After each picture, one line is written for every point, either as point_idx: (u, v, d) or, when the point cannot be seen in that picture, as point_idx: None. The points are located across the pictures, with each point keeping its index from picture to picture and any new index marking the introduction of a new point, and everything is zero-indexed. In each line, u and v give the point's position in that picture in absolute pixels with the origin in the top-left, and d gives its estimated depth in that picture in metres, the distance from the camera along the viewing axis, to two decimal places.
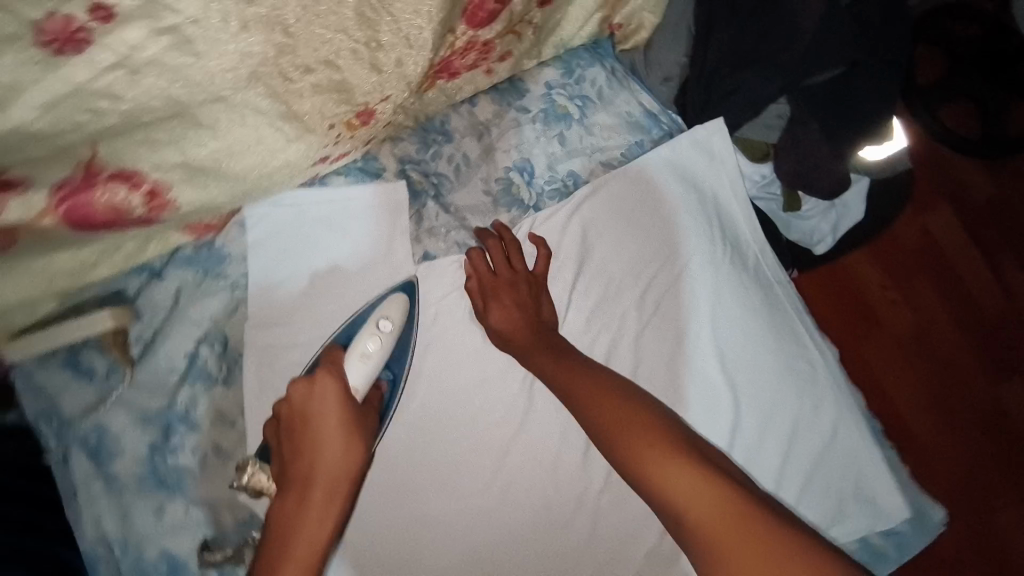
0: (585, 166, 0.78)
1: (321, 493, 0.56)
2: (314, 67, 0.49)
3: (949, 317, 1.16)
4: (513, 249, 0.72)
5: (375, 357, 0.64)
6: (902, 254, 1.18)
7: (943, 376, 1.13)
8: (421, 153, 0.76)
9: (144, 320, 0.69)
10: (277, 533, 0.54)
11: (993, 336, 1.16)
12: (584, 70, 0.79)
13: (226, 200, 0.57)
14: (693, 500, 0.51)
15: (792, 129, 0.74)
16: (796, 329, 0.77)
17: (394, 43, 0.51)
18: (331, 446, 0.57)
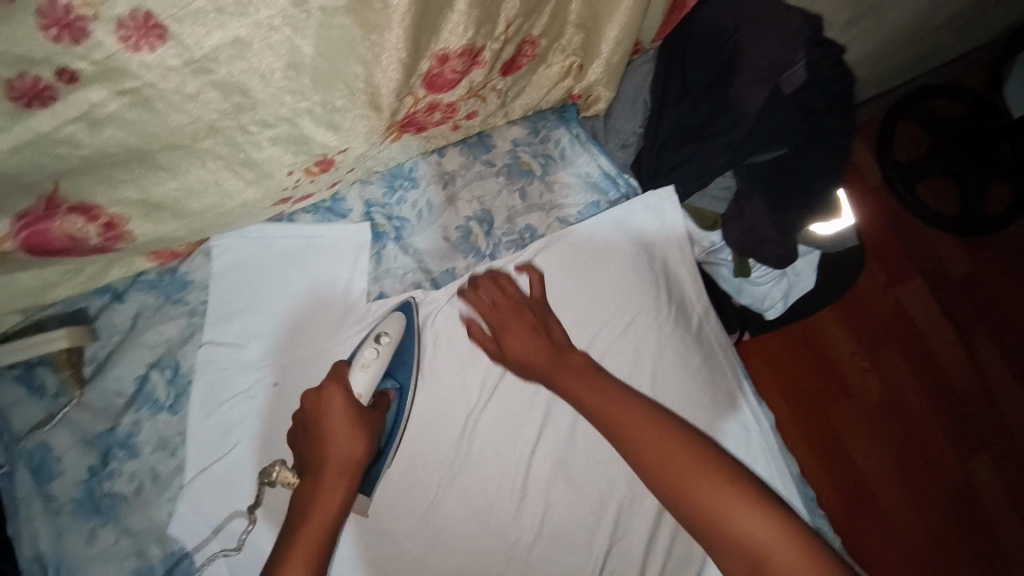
0: (542, 220, 0.82)
1: (333, 474, 0.63)
2: (274, 122, 0.54)
3: (910, 382, 1.28)
4: (503, 278, 0.76)
5: (375, 366, 0.68)
6: (863, 321, 1.31)
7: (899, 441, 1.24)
8: (387, 197, 0.80)
9: (100, 340, 0.72)
10: (299, 510, 0.62)
11: (948, 403, 1.28)
12: (549, 131, 0.85)
13: (186, 233, 0.60)
14: (760, 536, 0.55)
15: (738, 202, 0.80)
16: (733, 392, 0.82)
17: (349, 106, 0.55)
18: (340, 436, 0.64)
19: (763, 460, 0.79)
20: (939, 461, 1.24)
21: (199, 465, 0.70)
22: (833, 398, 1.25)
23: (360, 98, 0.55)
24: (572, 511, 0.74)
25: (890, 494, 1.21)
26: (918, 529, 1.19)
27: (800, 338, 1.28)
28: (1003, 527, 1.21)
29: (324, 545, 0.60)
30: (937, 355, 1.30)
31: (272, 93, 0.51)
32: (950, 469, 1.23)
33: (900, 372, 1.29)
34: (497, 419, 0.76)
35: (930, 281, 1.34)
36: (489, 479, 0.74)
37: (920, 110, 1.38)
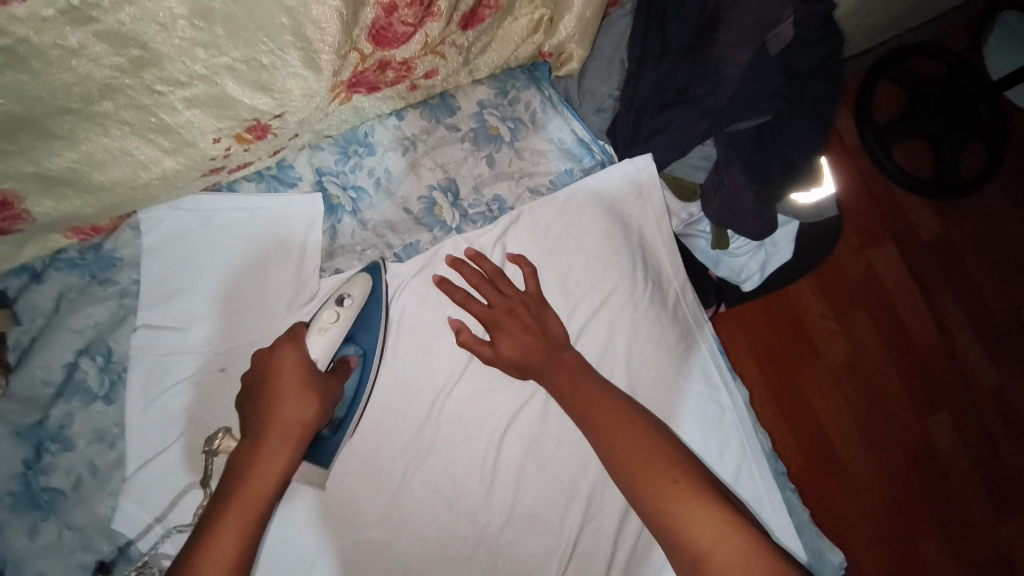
0: (511, 190, 0.76)
1: (276, 437, 0.57)
2: (187, 81, 0.46)
3: (879, 348, 1.29)
4: (501, 278, 0.72)
5: (332, 332, 0.63)
6: (839, 288, 1.30)
7: (868, 406, 1.26)
8: (340, 164, 0.72)
9: (22, 325, 0.64)
10: (233, 473, 0.55)
11: (917, 368, 1.29)
12: (518, 92, 0.77)
13: (98, 211, 0.53)
14: (715, 539, 0.54)
15: (718, 171, 0.76)
16: (708, 370, 0.79)
17: (278, 64, 0.48)
18: (289, 397, 0.58)
19: (737, 439, 0.78)
20: (904, 422, 1.26)
21: (141, 457, 0.65)
22: (805, 366, 1.26)
23: (292, 53, 0.48)
24: (544, 491, 0.72)
25: (854, 455, 1.23)
26: (879, 488, 1.22)
27: (775, 307, 1.27)
28: (960, 483, 1.24)
29: (257, 520, 0.54)
30: (905, 320, 1.31)
31: (178, 47, 0.44)
32: (912, 430, 1.26)
33: (870, 337, 1.29)
34: (465, 400, 0.72)
35: (901, 245, 1.34)
36: (456, 462, 0.71)
37: (898, 71, 1.34)
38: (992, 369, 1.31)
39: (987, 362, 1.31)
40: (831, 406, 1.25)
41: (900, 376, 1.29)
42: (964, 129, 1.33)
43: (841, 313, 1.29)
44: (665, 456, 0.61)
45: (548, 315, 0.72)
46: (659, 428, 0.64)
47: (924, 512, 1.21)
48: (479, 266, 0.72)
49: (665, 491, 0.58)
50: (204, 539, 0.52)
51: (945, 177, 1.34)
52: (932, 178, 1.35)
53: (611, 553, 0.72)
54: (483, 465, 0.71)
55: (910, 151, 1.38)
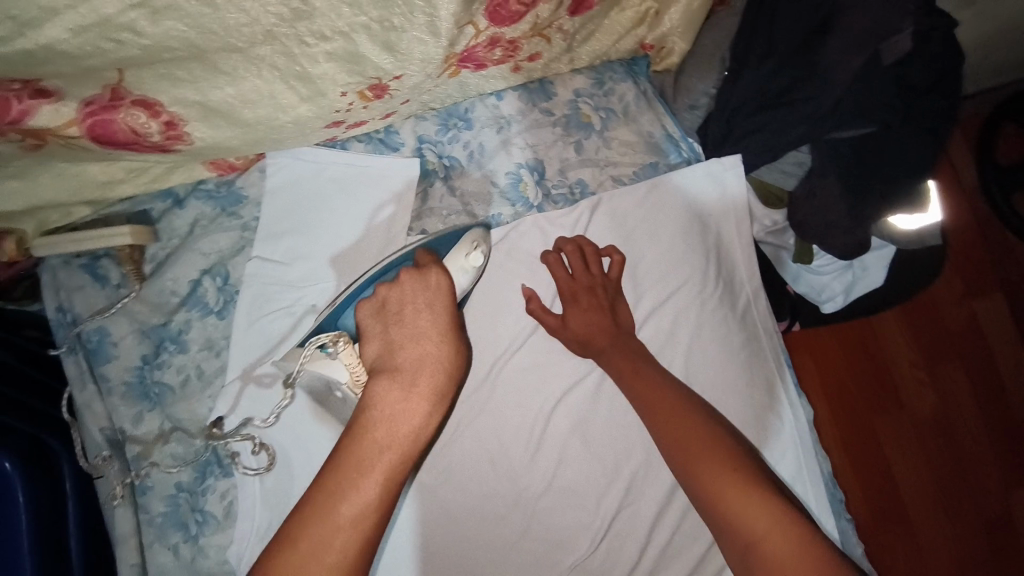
0: (594, 176, 0.79)
1: (429, 391, 0.54)
2: (330, 36, 0.52)
3: (971, 404, 1.19)
4: (592, 254, 0.75)
5: (474, 271, 0.68)
6: (933, 332, 1.21)
7: (948, 463, 1.17)
8: (439, 135, 0.78)
9: (161, 241, 0.75)
10: (377, 412, 0.52)
11: (1013, 433, 1.18)
12: (615, 84, 0.80)
13: (239, 143, 0.62)
14: (769, 534, 0.54)
15: (810, 180, 0.74)
16: (770, 381, 0.77)
17: (406, 27, 0.53)
18: (438, 343, 0.56)
19: (792, 454, 0.76)
20: (987, 488, 1.16)
21: (238, 368, 0.73)
22: (879, 406, 1.18)
23: (418, 18, 0.53)
24: (584, 469, 0.74)
25: (925, 514, 1.15)
26: (950, 553, 1.13)
27: (857, 340, 1.20)
28: None
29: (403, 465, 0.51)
30: (1006, 380, 1.20)
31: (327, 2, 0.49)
32: (997, 497, 1.16)
33: (963, 390, 1.19)
34: (523, 367, 0.75)
35: (1015, 299, 1.22)
36: (506, 425, 0.74)
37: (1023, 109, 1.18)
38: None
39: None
40: (905, 455, 1.17)
41: (991, 438, 1.18)
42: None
43: (932, 359, 1.20)
44: (723, 462, 0.60)
45: (621, 302, 0.74)
46: (719, 422, 0.65)
47: None
48: (560, 246, 0.76)
49: (723, 494, 0.58)
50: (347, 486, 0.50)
51: None
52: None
53: (641, 542, 0.73)
54: (531, 433, 0.74)
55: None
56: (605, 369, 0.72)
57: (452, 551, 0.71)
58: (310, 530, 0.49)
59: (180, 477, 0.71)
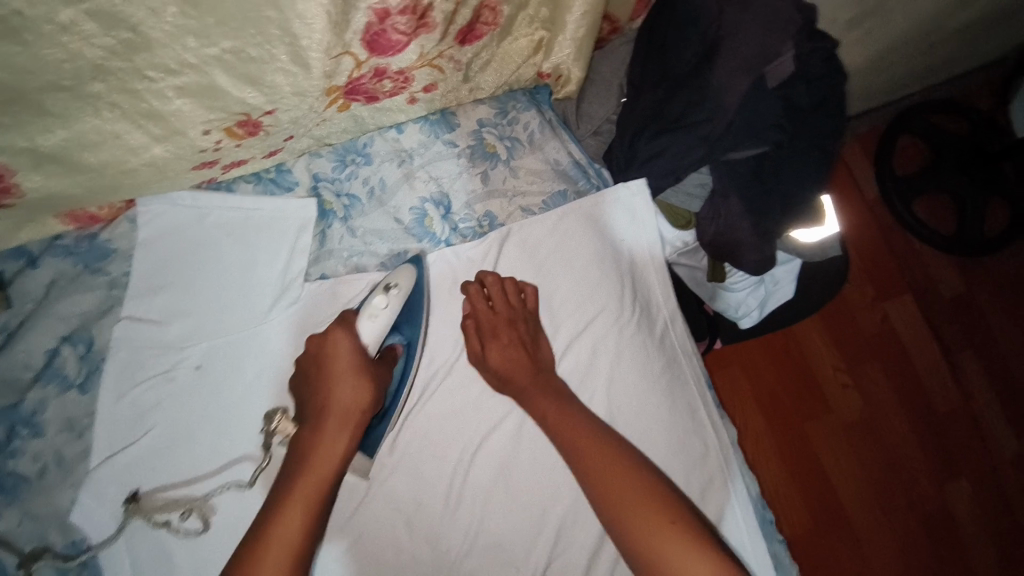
0: (502, 208, 0.76)
1: (336, 420, 0.61)
2: (179, 70, 0.47)
3: (892, 402, 1.24)
4: (513, 285, 0.72)
5: (384, 316, 0.65)
6: (850, 336, 1.26)
7: (877, 462, 1.20)
8: (336, 172, 0.73)
9: (13, 308, 0.64)
10: (295, 455, 0.60)
11: (932, 427, 1.24)
12: (518, 113, 0.79)
13: (84, 192, 0.55)
14: None
15: (713, 201, 0.75)
16: (694, 404, 0.76)
17: (267, 59, 0.49)
18: (344, 382, 0.62)
19: (720, 478, 0.74)
20: (916, 483, 1.20)
21: (105, 451, 0.65)
22: (809, 415, 1.21)
23: (279, 48, 0.49)
24: (509, 518, 0.69)
25: (864, 517, 1.17)
26: (891, 553, 1.16)
27: (779, 349, 1.24)
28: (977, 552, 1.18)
29: (325, 492, 0.58)
30: (920, 378, 1.26)
31: (170, 33, 0.44)
32: (926, 491, 1.20)
33: (883, 390, 1.24)
34: (439, 413, 0.71)
35: (920, 300, 1.31)
36: (422, 479, 0.69)
37: (921, 127, 1.32)
38: (1010, 434, 1.26)
39: (1005, 427, 1.26)
40: (836, 459, 1.20)
41: (913, 433, 1.23)
42: (993, 188, 1.27)
43: (851, 363, 1.25)
44: (622, 462, 0.61)
45: (541, 337, 0.72)
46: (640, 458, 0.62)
47: None
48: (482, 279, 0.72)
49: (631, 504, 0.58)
50: (273, 516, 0.56)
51: (968, 239, 1.30)
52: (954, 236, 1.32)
53: None
54: (451, 485, 0.69)
55: (929, 204, 1.37)
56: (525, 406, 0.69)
57: None
58: (254, 532, 0.55)
59: None
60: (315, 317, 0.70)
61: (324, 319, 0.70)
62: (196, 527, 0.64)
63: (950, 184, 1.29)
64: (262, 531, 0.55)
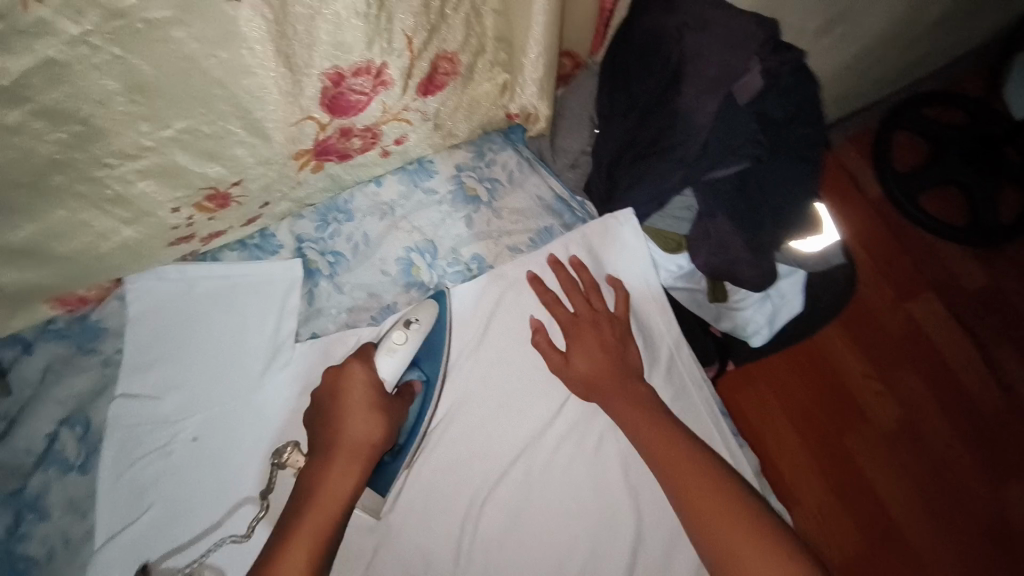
0: (490, 248, 0.75)
1: (345, 456, 0.58)
2: (136, 153, 0.50)
3: (932, 407, 1.17)
4: (593, 291, 0.73)
5: (401, 352, 0.64)
6: (876, 341, 1.21)
7: (925, 473, 1.13)
8: (319, 231, 0.73)
9: (12, 395, 0.65)
10: (301, 492, 0.57)
11: (980, 428, 1.17)
12: (495, 154, 0.78)
13: (58, 282, 0.57)
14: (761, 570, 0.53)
15: (702, 222, 0.72)
16: (710, 433, 0.72)
17: (218, 134, 0.52)
18: (356, 418, 0.60)
19: None
20: (969, 491, 1.12)
21: (106, 533, 0.63)
22: (845, 429, 1.15)
23: (233, 123, 0.51)
24: (524, 572, 0.65)
25: (918, 532, 1.09)
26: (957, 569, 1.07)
27: (802, 361, 1.19)
28: None
29: (330, 531, 0.55)
30: (959, 378, 1.20)
31: (121, 120, 0.46)
32: (982, 498, 1.12)
33: (920, 395, 1.18)
34: (440, 470, 0.68)
35: (946, 296, 1.25)
36: (428, 538, 0.66)
37: (917, 119, 1.30)
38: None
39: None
40: (879, 472, 1.12)
41: (960, 438, 1.16)
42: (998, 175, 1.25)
43: (882, 368, 1.19)
44: (701, 469, 0.59)
45: (629, 343, 0.71)
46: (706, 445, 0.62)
47: None
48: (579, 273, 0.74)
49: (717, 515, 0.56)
50: (275, 553, 0.53)
51: (981, 225, 1.26)
52: (968, 226, 1.28)
53: None
54: (459, 542, 0.66)
55: (940, 199, 1.32)
56: (607, 412, 0.67)
57: None
58: (259, 568, 0.52)
59: None
60: (307, 379, 0.69)
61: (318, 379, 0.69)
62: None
63: (955, 172, 1.26)
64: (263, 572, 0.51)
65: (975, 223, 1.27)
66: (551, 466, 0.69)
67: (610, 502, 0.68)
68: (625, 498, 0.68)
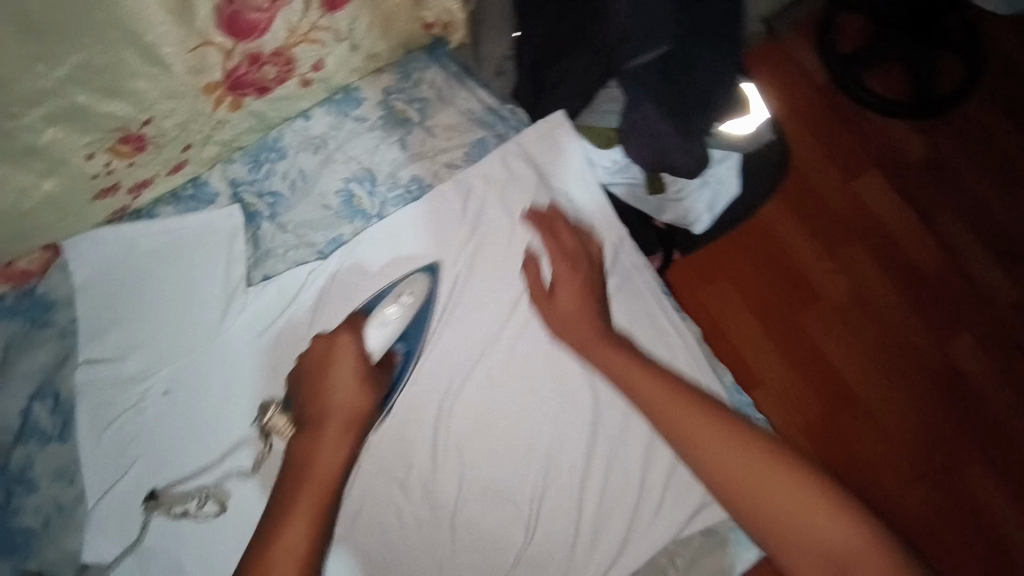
0: (428, 168, 0.76)
1: (333, 424, 0.60)
2: (38, 99, 0.52)
3: (879, 277, 1.23)
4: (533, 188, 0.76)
5: (392, 325, 0.67)
6: (824, 224, 1.26)
7: (879, 338, 1.20)
8: (252, 173, 0.72)
9: None
10: (294, 464, 0.59)
11: (926, 290, 1.23)
12: (421, 73, 0.77)
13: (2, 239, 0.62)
14: (729, 476, 0.56)
15: (630, 112, 0.73)
16: (657, 314, 0.76)
17: (115, 67, 0.53)
18: (341, 388, 0.61)
19: (694, 377, 0.74)
20: (919, 348, 1.19)
21: (99, 490, 0.66)
22: (799, 307, 1.22)
23: (126, 51, 0.52)
24: (500, 463, 0.71)
25: (875, 391, 1.17)
26: (904, 421, 1.16)
27: (755, 252, 1.24)
28: (997, 400, 1.17)
29: (328, 499, 0.57)
30: (903, 247, 1.25)
31: (18, 63, 0.49)
32: (931, 353, 1.19)
33: (866, 269, 1.24)
34: (412, 384, 0.71)
35: (889, 173, 1.28)
36: (407, 441, 0.70)
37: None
38: (1000, 285, 1.23)
39: (997, 276, 1.23)
40: (835, 343, 1.20)
41: (908, 301, 1.22)
42: (935, 45, 1.28)
43: (830, 249, 1.24)
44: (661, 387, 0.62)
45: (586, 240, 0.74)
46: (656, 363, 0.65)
47: (960, 434, 1.15)
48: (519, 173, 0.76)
49: (673, 429, 0.60)
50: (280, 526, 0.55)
51: (925, 95, 1.29)
52: (914, 97, 1.30)
53: (577, 515, 0.70)
54: (435, 445, 0.71)
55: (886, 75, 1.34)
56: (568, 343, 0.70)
57: None
58: (261, 541, 0.54)
59: (112, 551, 0.65)
60: (267, 320, 0.71)
61: (278, 317, 0.71)
62: (215, 510, 0.67)
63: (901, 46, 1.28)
64: (268, 542, 0.54)
65: (919, 95, 1.30)
66: (513, 362, 0.73)
67: (572, 386, 0.73)
68: (583, 384, 0.73)
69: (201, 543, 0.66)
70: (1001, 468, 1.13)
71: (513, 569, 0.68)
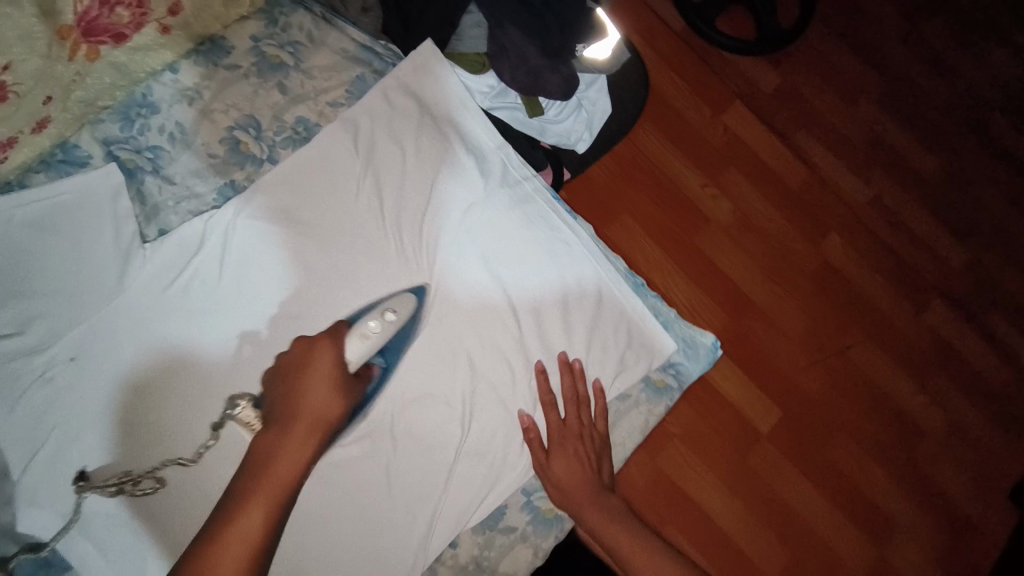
0: (311, 110, 0.78)
1: (303, 427, 0.61)
2: None
3: (756, 190, 1.10)
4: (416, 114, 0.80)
5: (375, 338, 0.68)
6: (698, 145, 1.10)
7: (764, 250, 1.08)
8: (126, 130, 0.72)
9: None
10: (253, 459, 0.60)
11: (806, 196, 1.12)
12: (288, 17, 0.79)
13: None
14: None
15: (495, 37, 0.80)
16: (548, 216, 0.82)
17: None
18: (317, 389, 0.63)
19: (589, 265, 0.82)
20: (799, 255, 1.09)
21: (22, 461, 0.65)
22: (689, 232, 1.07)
23: None
24: (428, 373, 0.76)
25: (766, 303, 1.06)
26: (800, 323, 1.07)
27: (628, 183, 1.07)
28: (879, 290, 1.10)
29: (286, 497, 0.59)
30: (778, 160, 1.12)
31: None
32: (812, 257, 1.10)
33: (743, 183, 1.10)
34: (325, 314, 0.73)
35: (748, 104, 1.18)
36: None
37: None
38: (859, 183, 1.17)
39: (853, 179, 1.18)
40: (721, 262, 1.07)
41: (787, 208, 1.11)
42: None
43: (708, 167, 1.09)
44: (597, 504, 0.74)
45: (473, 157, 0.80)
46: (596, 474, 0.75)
47: (851, 328, 1.08)
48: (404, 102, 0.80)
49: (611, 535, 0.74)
50: (237, 510, 0.57)
51: (768, 33, 1.17)
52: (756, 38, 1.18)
53: (507, 407, 0.78)
54: None
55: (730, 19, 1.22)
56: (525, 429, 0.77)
57: (332, 507, 0.72)
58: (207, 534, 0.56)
59: (48, 524, 0.65)
60: (172, 275, 0.71)
61: (181, 271, 0.71)
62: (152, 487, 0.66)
63: None
64: (219, 530, 0.56)
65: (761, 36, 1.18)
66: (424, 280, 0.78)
67: (484, 293, 0.79)
68: (495, 288, 0.79)
69: (147, 500, 0.67)
70: (890, 355, 1.08)
71: (455, 461, 0.75)
